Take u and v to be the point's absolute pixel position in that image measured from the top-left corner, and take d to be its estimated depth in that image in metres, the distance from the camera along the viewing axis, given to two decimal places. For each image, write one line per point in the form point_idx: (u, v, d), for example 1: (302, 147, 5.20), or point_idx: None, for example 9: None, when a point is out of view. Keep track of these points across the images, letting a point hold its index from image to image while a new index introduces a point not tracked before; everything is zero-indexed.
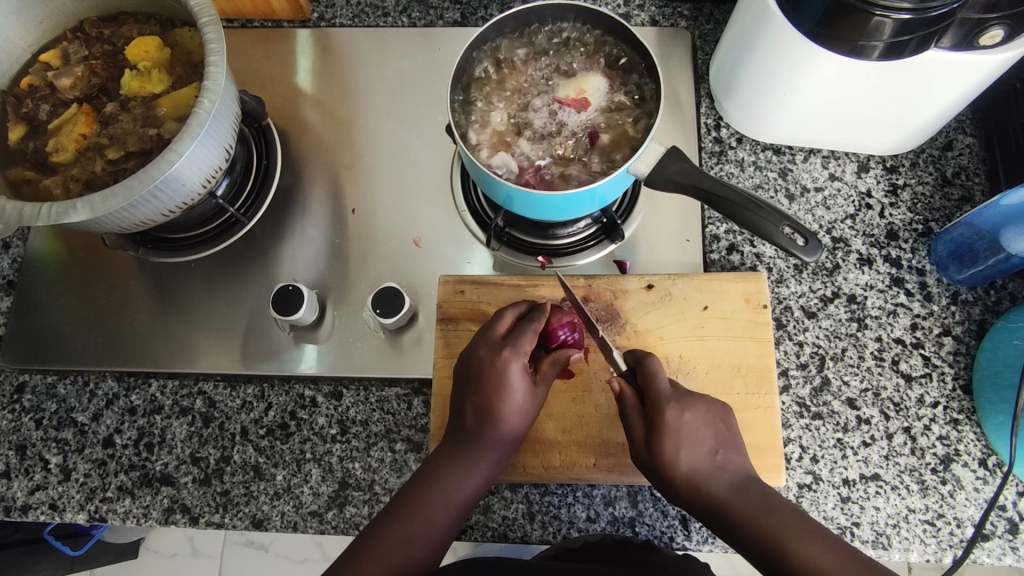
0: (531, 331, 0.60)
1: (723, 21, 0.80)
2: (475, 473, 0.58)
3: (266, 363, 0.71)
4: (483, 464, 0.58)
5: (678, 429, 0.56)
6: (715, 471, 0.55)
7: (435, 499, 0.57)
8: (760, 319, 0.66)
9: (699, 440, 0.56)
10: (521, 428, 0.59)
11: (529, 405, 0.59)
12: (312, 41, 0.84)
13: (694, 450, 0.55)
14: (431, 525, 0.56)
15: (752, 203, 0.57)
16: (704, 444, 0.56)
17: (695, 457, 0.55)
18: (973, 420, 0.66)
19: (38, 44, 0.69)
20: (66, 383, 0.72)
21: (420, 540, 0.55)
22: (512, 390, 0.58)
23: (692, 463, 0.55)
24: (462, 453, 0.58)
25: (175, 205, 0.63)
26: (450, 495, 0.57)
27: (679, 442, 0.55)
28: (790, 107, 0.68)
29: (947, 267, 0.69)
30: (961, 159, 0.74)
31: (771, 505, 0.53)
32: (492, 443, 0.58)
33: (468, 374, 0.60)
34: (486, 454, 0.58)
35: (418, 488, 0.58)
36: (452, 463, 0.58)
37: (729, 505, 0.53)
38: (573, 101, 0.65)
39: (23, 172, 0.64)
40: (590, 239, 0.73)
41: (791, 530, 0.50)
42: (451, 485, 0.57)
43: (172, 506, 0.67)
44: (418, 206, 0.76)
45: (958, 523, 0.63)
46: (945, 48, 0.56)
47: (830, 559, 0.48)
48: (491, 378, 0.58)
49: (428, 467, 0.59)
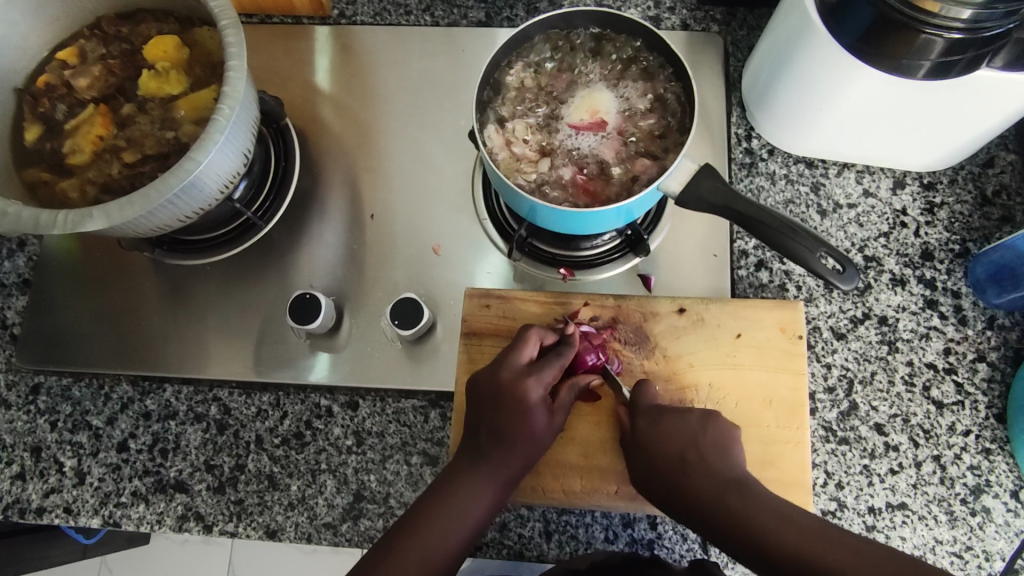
0: (558, 366, 0.60)
1: (757, 26, 0.78)
2: (489, 493, 0.58)
3: (281, 371, 0.70)
4: (497, 485, 0.59)
5: (648, 441, 0.59)
6: (695, 477, 0.56)
7: (449, 519, 0.57)
8: (796, 350, 0.64)
9: (670, 448, 0.58)
10: (536, 452, 0.60)
11: (546, 431, 0.60)
12: (333, 39, 0.82)
13: (667, 458, 0.57)
14: (447, 543, 0.56)
15: (787, 227, 0.55)
16: (675, 450, 0.58)
17: (665, 464, 0.57)
18: (1005, 450, 0.64)
19: (55, 41, 0.68)
20: (81, 386, 0.72)
21: (435, 559, 0.56)
22: (532, 419, 0.59)
23: (666, 473, 0.57)
24: (477, 474, 0.58)
25: (193, 211, 0.62)
26: (464, 515, 0.57)
27: (645, 452, 0.59)
28: (827, 121, 0.66)
29: (985, 290, 0.67)
30: (1001, 177, 0.71)
31: (763, 506, 0.53)
32: (508, 466, 0.59)
33: (486, 396, 0.59)
34: (500, 476, 0.59)
35: (432, 506, 0.58)
36: (467, 483, 0.58)
37: (710, 505, 0.54)
38: (590, 123, 0.63)
39: (39, 173, 0.63)
40: (614, 251, 0.71)
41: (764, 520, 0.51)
42: (466, 504, 0.58)
43: (186, 513, 0.67)
44: (438, 213, 0.75)
45: (986, 557, 0.62)
46: (997, 69, 0.54)
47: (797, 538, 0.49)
48: (514, 407, 0.58)
49: (442, 485, 0.59)
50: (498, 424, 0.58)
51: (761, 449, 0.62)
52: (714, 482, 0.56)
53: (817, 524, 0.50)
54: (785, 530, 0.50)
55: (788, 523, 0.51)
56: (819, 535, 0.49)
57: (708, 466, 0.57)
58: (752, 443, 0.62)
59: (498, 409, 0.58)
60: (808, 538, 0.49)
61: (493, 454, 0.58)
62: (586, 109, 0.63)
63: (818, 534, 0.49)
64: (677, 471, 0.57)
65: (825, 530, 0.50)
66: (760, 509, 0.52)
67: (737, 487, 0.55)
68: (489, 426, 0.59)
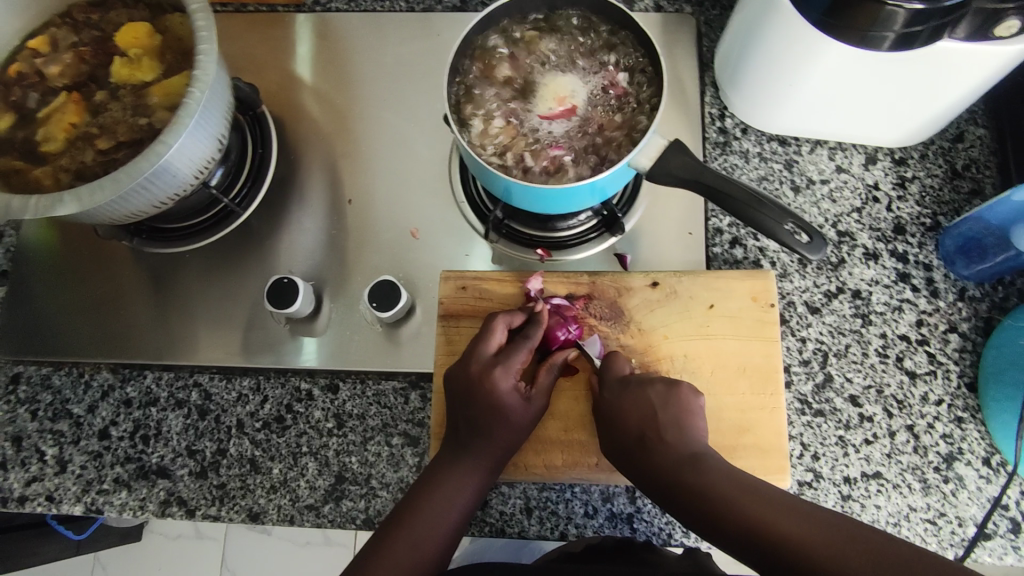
0: (525, 349, 0.60)
1: (729, 7, 0.78)
2: (474, 480, 0.59)
3: (261, 356, 0.70)
4: (482, 470, 0.59)
5: (611, 418, 0.59)
6: (656, 455, 0.56)
7: (438, 505, 0.57)
8: (767, 319, 0.65)
9: (631, 424, 0.58)
10: (518, 436, 0.60)
11: (526, 415, 0.60)
12: (308, 26, 0.82)
13: (630, 436, 0.58)
14: (435, 530, 0.57)
15: (755, 199, 0.56)
16: (636, 426, 0.58)
17: (627, 442, 0.58)
18: (977, 418, 0.65)
19: (26, 30, 0.68)
20: (61, 375, 0.72)
21: (424, 547, 0.56)
22: (509, 404, 0.59)
23: (630, 447, 0.58)
24: (460, 460, 0.59)
25: (167, 196, 0.62)
26: (449, 502, 0.58)
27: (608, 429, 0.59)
28: (798, 98, 0.66)
29: (955, 263, 0.68)
30: (971, 151, 0.72)
31: (719, 475, 0.53)
32: (490, 452, 0.59)
33: (460, 385, 0.60)
34: (485, 459, 0.59)
35: (419, 496, 0.58)
36: (451, 471, 0.59)
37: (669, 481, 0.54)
38: (559, 111, 0.63)
39: (12, 161, 0.63)
40: (591, 231, 0.72)
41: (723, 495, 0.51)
42: (451, 491, 0.58)
43: (169, 498, 0.67)
44: (416, 197, 0.75)
45: (960, 523, 0.63)
46: (959, 39, 0.54)
47: (754, 508, 0.49)
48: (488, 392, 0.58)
49: (427, 476, 0.59)
50: (473, 411, 0.59)
51: (737, 417, 0.63)
52: (672, 456, 0.55)
53: (767, 491, 0.51)
54: (740, 500, 0.50)
55: (743, 493, 0.51)
56: (771, 503, 0.49)
57: (668, 440, 0.56)
58: (728, 412, 0.63)
59: (472, 396, 0.59)
60: (762, 504, 0.49)
61: (474, 440, 0.59)
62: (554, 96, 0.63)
63: (774, 501, 0.49)
64: (641, 449, 0.57)
65: (778, 498, 0.50)
66: (715, 478, 0.53)
67: (693, 458, 0.55)
68: (466, 413, 0.59)
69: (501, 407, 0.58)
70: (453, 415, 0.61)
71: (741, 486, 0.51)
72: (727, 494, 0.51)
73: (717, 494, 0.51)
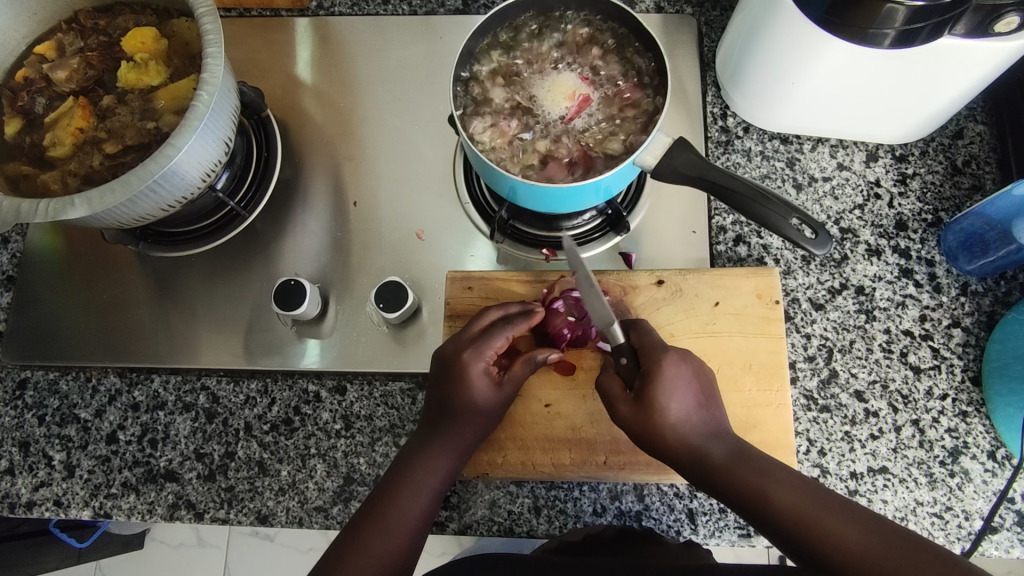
0: (506, 338, 0.60)
1: (729, 7, 0.79)
2: (444, 464, 0.59)
3: (269, 358, 0.71)
4: (451, 454, 0.59)
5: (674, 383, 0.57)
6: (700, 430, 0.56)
7: (407, 487, 0.57)
8: (773, 315, 0.65)
9: (690, 396, 0.57)
10: (488, 423, 0.60)
11: (496, 402, 0.60)
12: (311, 31, 0.83)
13: (687, 409, 0.56)
14: (404, 513, 0.56)
15: (761, 196, 0.56)
16: (694, 400, 0.57)
17: (686, 412, 0.56)
18: (982, 412, 0.65)
19: (32, 36, 0.68)
20: (68, 379, 0.72)
21: (395, 529, 0.55)
22: (477, 390, 0.59)
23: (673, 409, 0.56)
24: (431, 445, 0.59)
25: (175, 199, 0.62)
26: (421, 485, 0.58)
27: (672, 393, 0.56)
28: (800, 96, 0.67)
29: (957, 258, 0.68)
30: (971, 148, 0.72)
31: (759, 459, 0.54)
32: (460, 436, 0.59)
33: (435, 370, 0.61)
34: (454, 444, 0.59)
35: (393, 480, 0.58)
36: (423, 455, 0.59)
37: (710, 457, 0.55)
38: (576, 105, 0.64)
39: (20, 166, 0.63)
40: (595, 230, 0.72)
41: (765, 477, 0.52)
42: (422, 475, 0.58)
43: (177, 502, 0.67)
44: (421, 198, 0.75)
45: (966, 516, 0.63)
46: (959, 36, 0.55)
47: (792, 495, 0.51)
48: (455, 376, 0.59)
49: (400, 461, 0.60)
50: (444, 395, 0.59)
51: (744, 414, 0.63)
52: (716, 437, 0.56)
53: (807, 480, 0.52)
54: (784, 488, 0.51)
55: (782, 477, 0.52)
56: (813, 492, 0.51)
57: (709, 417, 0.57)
58: (735, 408, 0.63)
59: (444, 381, 0.59)
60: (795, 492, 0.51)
61: (444, 424, 0.59)
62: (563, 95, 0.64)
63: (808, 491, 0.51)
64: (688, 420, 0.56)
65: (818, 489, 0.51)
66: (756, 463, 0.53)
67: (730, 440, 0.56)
68: (438, 398, 0.60)
69: (473, 392, 0.58)
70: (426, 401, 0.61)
71: (781, 473, 0.53)
72: (771, 481, 0.52)
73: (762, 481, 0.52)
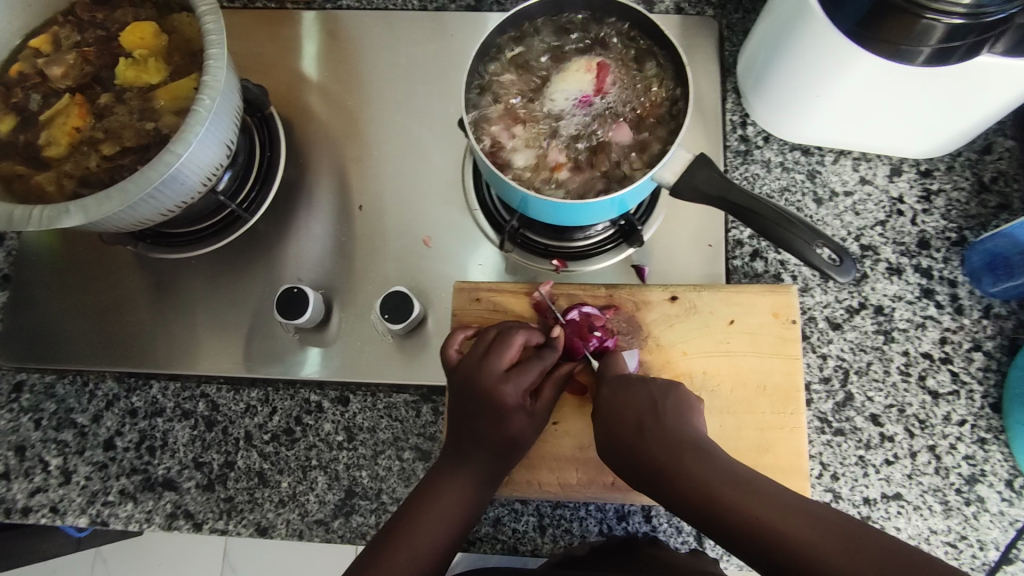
0: (537, 369, 0.59)
1: (751, 9, 0.76)
2: (474, 490, 0.57)
3: (270, 367, 0.69)
4: (482, 484, 0.57)
5: (608, 411, 0.57)
6: (650, 441, 0.53)
7: (436, 517, 0.56)
8: (789, 335, 0.64)
9: (628, 414, 0.56)
10: (520, 450, 0.59)
11: (531, 430, 0.59)
12: (318, 24, 0.80)
13: (622, 428, 0.55)
14: (433, 542, 0.55)
15: (785, 219, 0.54)
16: (635, 419, 0.55)
17: (623, 436, 0.55)
18: (1000, 439, 0.64)
19: (27, 28, 0.65)
20: (64, 383, 0.70)
21: (422, 556, 0.54)
22: (515, 421, 0.58)
23: (623, 441, 0.55)
24: (461, 473, 0.57)
25: (175, 204, 0.60)
26: (451, 512, 0.56)
27: (605, 421, 0.57)
28: (825, 108, 0.64)
29: (981, 279, 0.66)
30: (999, 164, 0.70)
31: (712, 466, 0.50)
32: (491, 462, 0.58)
33: (462, 392, 0.59)
34: (486, 473, 0.58)
35: (420, 503, 0.57)
36: (450, 478, 0.57)
37: (661, 464, 0.51)
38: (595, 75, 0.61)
39: (14, 166, 0.61)
40: (607, 241, 0.70)
41: (716, 485, 0.48)
42: (450, 501, 0.56)
43: (175, 511, 0.66)
44: (428, 203, 0.73)
45: (981, 546, 0.62)
46: (997, 54, 0.52)
47: (743, 498, 0.47)
48: (490, 407, 0.57)
49: (425, 484, 0.58)
50: (475, 420, 0.58)
51: (758, 436, 0.62)
52: (669, 443, 0.53)
53: (778, 490, 0.47)
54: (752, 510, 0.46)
55: (753, 491, 0.47)
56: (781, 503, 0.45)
57: (668, 427, 0.54)
58: (747, 431, 0.62)
59: (474, 406, 0.58)
60: (747, 494, 0.47)
61: (473, 449, 0.58)
62: (580, 70, 0.61)
63: (764, 495, 0.46)
64: (636, 435, 0.54)
65: (793, 501, 0.46)
66: (716, 475, 0.49)
67: (696, 450, 0.52)
68: (472, 425, 0.58)
69: (508, 419, 0.58)
70: (454, 423, 0.59)
71: (745, 484, 0.48)
72: (733, 495, 0.47)
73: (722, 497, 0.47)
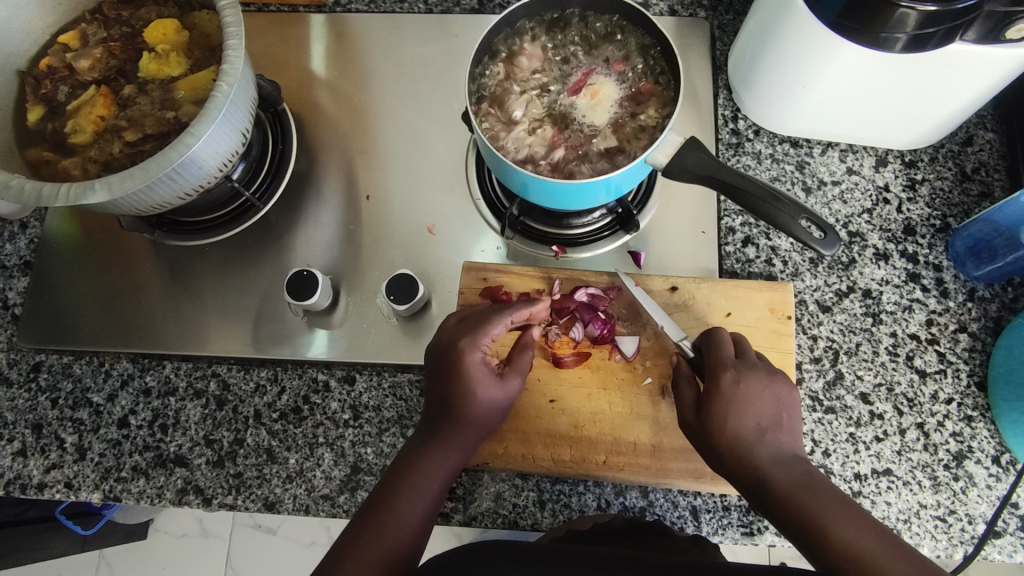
0: (505, 319, 0.61)
1: (742, 11, 0.80)
2: (444, 462, 0.59)
3: (279, 348, 0.72)
4: (450, 456, 0.59)
5: (736, 404, 0.57)
6: (762, 447, 0.56)
7: (405, 491, 0.57)
8: (783, 330, 0.66)
9: (756, 418, 0.57)
10: (491, 419, 0.60)
11: (497, 395, 0.60)
12: (328, 27, 0.84)
13: (746, 431, 0.56)
14: (406, 517, 0.56)
15: (771, 196, 0.57)
16: (756, 423, 0.57)
17: (741, 431, 0.56)
18: (987, 417, 0.66)
19: (56, 25, 0.69)
20: (82, 363, 0.73)
21: (393, 530, 0.55)
22: (478, 385, 0.59)
23: (738, 441, 0.56)
24: (429, 447, 0.59)
25: (192, 187, 0.63)
26: (420, 486, 0.57)
27: (730, 410, 0.57)
28: (810, 99, 0.68)
29: (965, 264, 0.69)
30: (980, 155, 0.73)
31: (822, 491, 0.53)
32: (466, 433, 0.59)
33: (436, 358, 0.61)
34: (453, 444, 0.59)
35: (400, 474, 0.58)
36: (426, 450, 0.59)
37: (774, 478, 0.54)
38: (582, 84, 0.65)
39: (42, 152, 0.65)
40: (604, 228, 0.73)
41: (832, 514, 0.51)
42: (422, 476, 0.58)
43: (186, 487, 0.68)
44: (432, 193, 0.76)
45: (970, 520, 0.63)
46: (970, 41, 0.56)
47: (859, 536, 0.50)
48: (453, 370, 0.59)
49: (402, 459, 0.60)
50: (446, 389, 0.59)
51: None
52: (779, 458, 0.56)
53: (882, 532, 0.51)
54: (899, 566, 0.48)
55: (855, 526, 0.51)
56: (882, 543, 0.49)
57: (781, 441, 0.57)
58: None
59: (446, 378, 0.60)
60: (854, 525, 0.51)
61: (447, 419, 0.59)
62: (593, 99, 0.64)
63: (865, 528, 0.50)
64: (754, 439, 0.56)
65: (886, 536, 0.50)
66: (825, 496, 0.52)
67: (805, 469, 0.55)
68: (437, 395, 0.60)
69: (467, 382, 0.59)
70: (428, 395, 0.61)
71: (851, 518, 0.51)
72: (840, 524, 0.51)
73: (838, 533, 0.50)
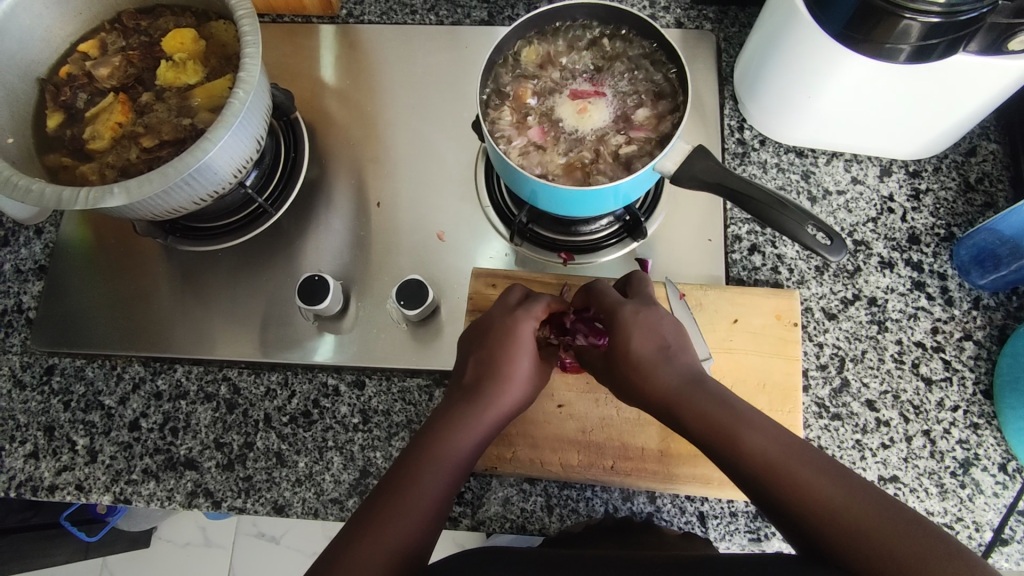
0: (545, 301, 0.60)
1: (747, 24, 0.81)
2: (470, 434, 0.54)
3: (289, 352, 0.72)
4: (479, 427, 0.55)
5: (628, 328, 0.57)
6: (664, 367, 0.55)
7: (428, 462, 0.52)
8: (790, 337, 0.67)
9: (655, 338, 0.56)
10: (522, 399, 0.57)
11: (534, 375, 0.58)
12: (341, 37, 0.86)
13: (646, 351, 0.56)
14: (423, 492, 0.51)
15: (777, 203, 0.57)
16: (655, 344, 0.56)
17: (646, 355, 0.55)
18: (993, 425, 0.66)
19: (76, 34, 0.71)
20: (94, 366, 0.74)
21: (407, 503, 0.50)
22: (521, 358, 0.57)
23: (638, 363, 0.55)
24: (458, 413, 0.55)
25: (207, 192, 0.64)
26: (444, 457, 0.53)
27: (627, 334, 0.56)
28: (815, 109, 0.69)
29: (970, 272, 0.69)
30: (984, 165, 0.74)
31: (732, 405, 0.52)
32: (495, 410, 0.55)
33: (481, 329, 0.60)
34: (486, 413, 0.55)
35: (415, 454, 0.53)
36: (453, 419, 0.55)
37: (679, 395, 0.53)
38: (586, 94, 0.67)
39: (60, 158, 0.66)
40: (612, 235, 0.74)
41: (745, 424, 0.50)
42: (446, 446, 0.53)
43: (196, 489, 0.68)
44: (442, 201, 0.77)
45: (977, 528, 0.63)
46: (973, 53, 0.57)
47: (770, 445, 0.49)
48: (502, 337, 0.58)
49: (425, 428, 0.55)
50: (490, 357, 0.57)
51: None
52: (683, 373, 0.54)
53: (804, 447, 0.49)
54: (814, 475, 0.47)
55: (771, 439, 0.49)
56: (796, 452, 0.48)
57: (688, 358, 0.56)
58: None
59: (492, 347, 0.58)
60: (769, 439, 0.49)
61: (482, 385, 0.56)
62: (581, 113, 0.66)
63: (776, 438, 0.49)
64: (660, 358, 0.55)
65: (804, 448, 0.49)
66: (730, 410, 0.51)
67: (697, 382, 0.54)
68: (478, 363, 0.57)
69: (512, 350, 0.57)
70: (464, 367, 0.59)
71: (766, 431, 0.50)
72: (753, 436, 0.49)
73: (752, 445, 0.49)
